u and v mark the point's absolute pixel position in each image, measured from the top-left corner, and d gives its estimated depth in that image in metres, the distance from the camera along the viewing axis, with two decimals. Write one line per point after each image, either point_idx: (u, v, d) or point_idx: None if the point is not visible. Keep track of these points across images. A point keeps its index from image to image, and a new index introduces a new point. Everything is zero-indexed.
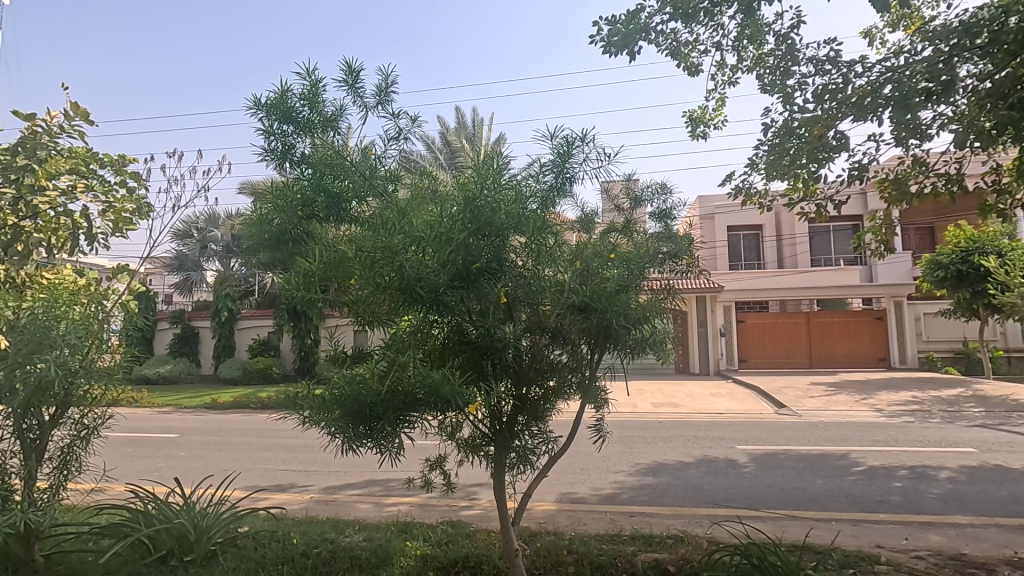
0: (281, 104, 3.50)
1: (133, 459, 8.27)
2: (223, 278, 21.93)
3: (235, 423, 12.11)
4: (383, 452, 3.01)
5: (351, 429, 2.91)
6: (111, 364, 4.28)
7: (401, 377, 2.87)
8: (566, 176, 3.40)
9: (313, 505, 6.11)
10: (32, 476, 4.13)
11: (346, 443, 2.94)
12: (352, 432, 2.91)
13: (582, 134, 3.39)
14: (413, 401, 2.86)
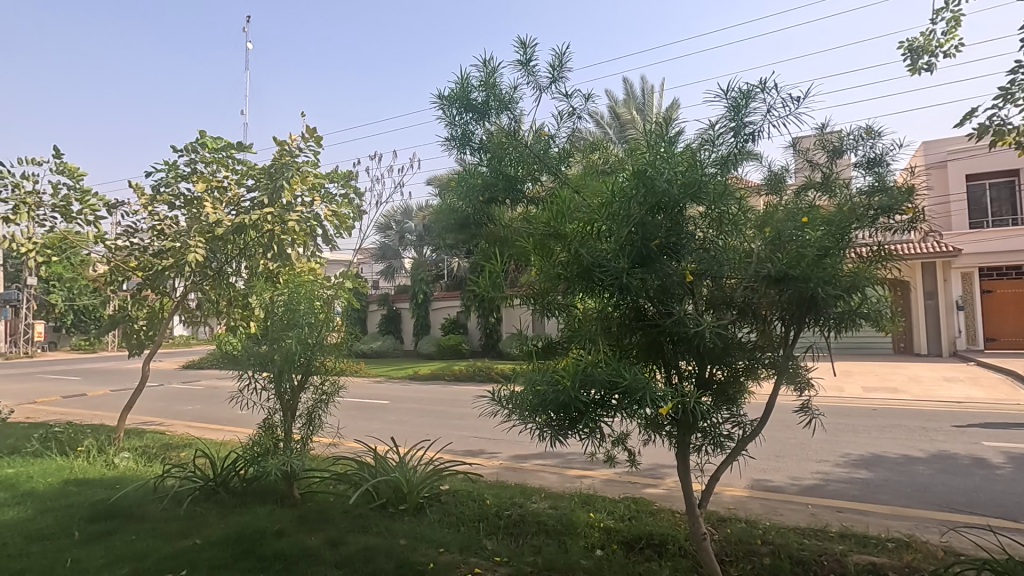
0: (462, 94, 3.74)
1: (358, 420, 9.81)
2: (418, 264, 24.55)
3: (434, 393, 13.63)
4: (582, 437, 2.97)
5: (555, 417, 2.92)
6: (339, 339, 5.14)
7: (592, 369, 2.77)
8: (745, 135, 3.16)
9: (502, 471, 6.61)
10: (289, 429, 5.13)
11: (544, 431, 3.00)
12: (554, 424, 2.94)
13: (765, 84, 3.08)
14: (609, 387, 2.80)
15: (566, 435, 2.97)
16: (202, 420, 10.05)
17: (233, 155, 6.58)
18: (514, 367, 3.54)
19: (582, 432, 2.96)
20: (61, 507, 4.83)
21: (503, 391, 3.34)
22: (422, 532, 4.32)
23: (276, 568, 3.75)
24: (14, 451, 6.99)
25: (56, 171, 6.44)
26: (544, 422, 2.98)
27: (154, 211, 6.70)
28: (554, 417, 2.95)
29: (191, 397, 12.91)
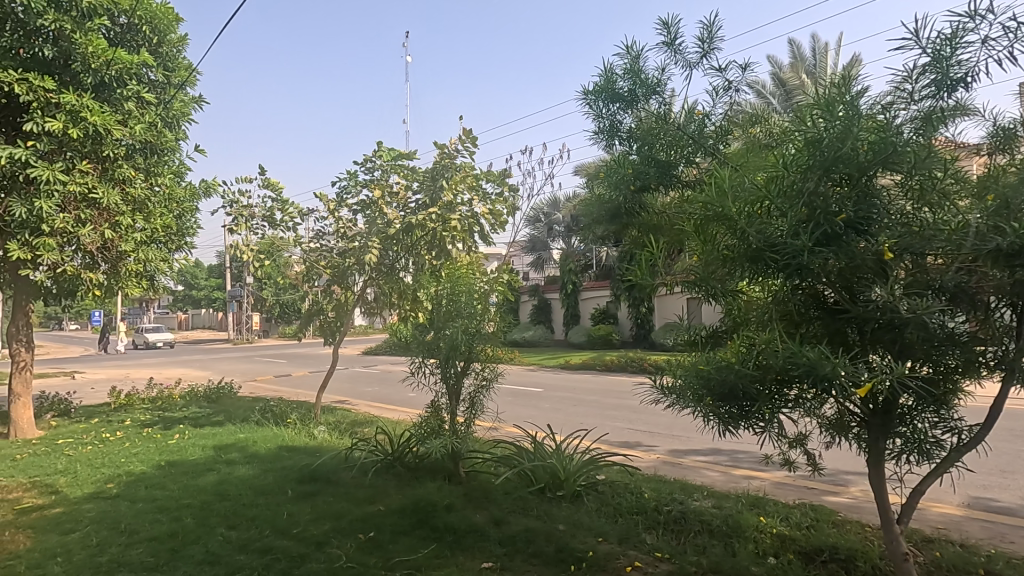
0: (607, 86, 3.64)
1: (515, 406, 10.25)
2: (567, 255, 24.79)
3: (587, 383, 13.71)
4: (756, 429, 2.75)
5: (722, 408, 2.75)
6: (495, 329, 5.42)
7: (767, 354, 2.54)
8: (950, 84, 2.58)
9: (660, 465, 6.41)
10: (454, 411, 5.49)
11: (713, 420, 2.84)
12: (723, 413, 2.76)
13: (972, 14, 2.51)
14: (786, 378, 2.54)
15: (737, 425, 2.80)
16: (381, 400, 11.26)
17: (403, 161, 7.23)
18: (670, 358, 3.41)
19: (757, 423, 2.74)
20: (277, 468, 5.76)
21: (665, 382, 3.22)
22: (581, 520, 4.36)
23: (447, 540, 4.07)
24: (243, 419, 8.51)
25: (264, 186, 7.64)
26: (714, 413, 2.81)
27: (338, 215, 7.63)
28: (720, 407, 2.79)
29: (371, 380, 14.56)
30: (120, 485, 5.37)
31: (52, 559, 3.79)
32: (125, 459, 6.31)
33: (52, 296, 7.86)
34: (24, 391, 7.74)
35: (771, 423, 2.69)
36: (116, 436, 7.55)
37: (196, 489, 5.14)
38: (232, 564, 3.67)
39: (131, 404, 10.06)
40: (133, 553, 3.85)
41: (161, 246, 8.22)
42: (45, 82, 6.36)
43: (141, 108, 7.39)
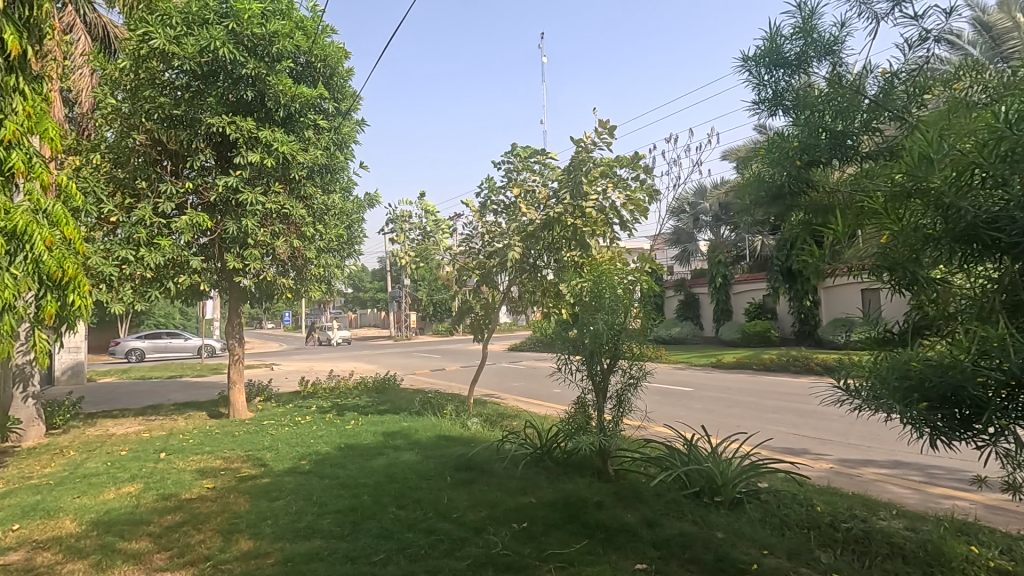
0: (772, 50, 3.34)
1: (662, 406, 9.88)
2: (715, 246, 23.30)
3: (741, 383, 12.74)
4: (979, 444, 2.39)
5: (936, 417, 2.38)
6: (641, 325, 5.28)
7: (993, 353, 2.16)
8: None
9: (834, 476, 5.74)
10: (601, 409, 5.45)
11: (924, 435, 2.44)
12: (937, 424, 2.38)
13: None
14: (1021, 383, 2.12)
15: (956, 439, 2.41)
16: (528, 395, 11.59)
17: (539, 159, 7.35)
18: (850, 357, 3.06)
19: (982, 434, 2.36)
20: (437, 456, 6.21)
21: (852, 383, 2.88)
22: (742, 530, 4.06)
23: (599, 537, 4.06)
24: (406, 409, 9.32)
25: (422, 212, 8.30)
26: (928, 425, 2.41)
27: (484, 218, 8.00)
28: (940, 420, 2.38)
29: (517, 375, 15.08)
30: (310, 463, 6.19)
31: (264, 521, 4.49)
32: (314, 440, 7.27)
33: (256, 301, 9.32)
34: (237, 379, 9.23)
35: (1003, 435, 2.29)
36: (306, 419, 8.74)
37: (370, 470, 5.74)
38: (402, 540, 4.04)
39: (316, 392, 11.57)
40: (323, 523, 4.41)
41: (336, 254, 9.33)
42: (247, 121, 7.54)
43: (318, 134, 8.46)
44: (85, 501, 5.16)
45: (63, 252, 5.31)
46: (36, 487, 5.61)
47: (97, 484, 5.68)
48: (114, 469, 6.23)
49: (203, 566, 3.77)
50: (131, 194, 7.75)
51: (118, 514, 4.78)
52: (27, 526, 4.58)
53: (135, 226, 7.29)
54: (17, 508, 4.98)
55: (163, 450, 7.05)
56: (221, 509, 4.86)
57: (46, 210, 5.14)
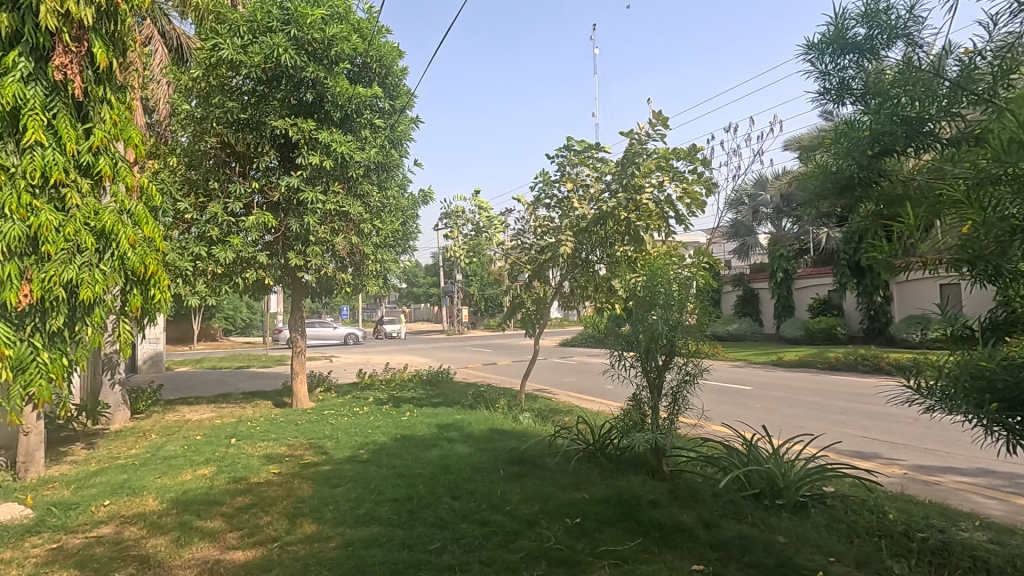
0: (838, 35, 3.15)
1: (719, 404, 9.59)
2: (776, 239, 22.34)
3: (804, 382, 12.18)
4: None
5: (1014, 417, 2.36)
6: (697, 321, 5.14)
7: None
8: None
9: (908, 482, 5.41)
10: (657, 407, 5.33)
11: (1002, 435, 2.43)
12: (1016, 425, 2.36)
13: None
14: None
15: None
16: (580, 391, 11.52)
17: (592, 153, 7.27)
18: (923, 355, 2.88)
19: None
20: (490, 449, 6.28)
21: (926, 384, 2.72)
22: (807, 535, 3.90)
23: (654, 536, 4.00)
24: (459, 402, 9.47)
25: (475, 210, 8.40)
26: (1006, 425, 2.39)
27: (536, 213, 7.98)
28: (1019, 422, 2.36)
29: (568, 371, 15.02)
30: (368, 452, 6.40)
31: (326, 507, 4.68)
32: (371, 431, 7.51)
33: (317, 295, 9.69)
34: (300, 370, 9.65)
35: None
36: (364, 410, 9.04)
37: (425, 461, 5.88)
38: (457, 530, 4.11)
39: (372, 384, 11.93)
40: (381, 510, 4.56)
41: (392, 250, 9.57)
42: (308, 123, 7.85)
43: (375, 133, 8.69)
44: (165, 481, 5.55)
45: (145, 249, 5.71)
46: (122, 467, 6.07)
47: (176, 466, 6.08)
48: (190, 452, 6.66)
49: (271, 547, 3.97)
50: (204, 194, 8.22)
51: (194, 494, 5.11)
52: (115, 502, 4.97)
53: (208, 225, 7.74)
54: (107, 485, 5.41)
55: (233, 436, 7.48)
56: (286, 493, 5.11)
57: (130, 211, 5.55)
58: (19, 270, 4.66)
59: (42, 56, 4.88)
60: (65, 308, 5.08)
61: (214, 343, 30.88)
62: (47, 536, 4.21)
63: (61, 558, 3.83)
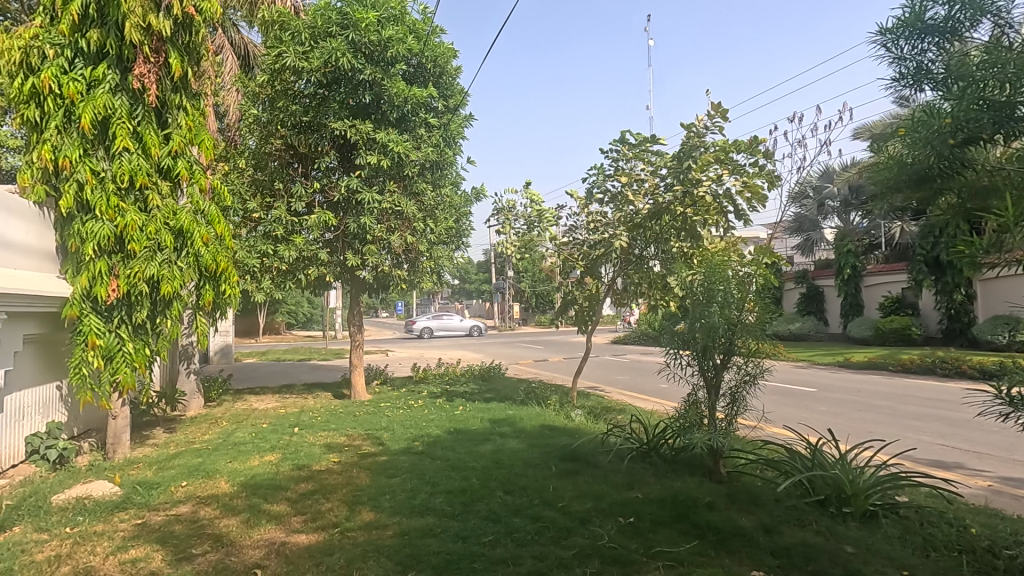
0: (916, 17, 2.93)
1: (781, 406, 9.21)
2: (844, 234, 21.18)
3: (875, 385, 11.50)
4: None
5: None
6: (757, 319, 4.97)
7: None
8: None
9: (993, 495, 5.02)
10: (714, 407, 5.19)
11: None
12: None
13: None
14: None
15: None
16: (633, 390, 11.35)
17: (647, 147, 7.12)
18: (1013, 360, 2.66)
19: None
20: (542, 445, 6.30)
21: (1017, 391, 2.50)
22: (877, 546, 3.69)
23: (711, 539, 3.89)
24: (511, 398, 9.53)
25: (526, 200, 8.43)
26: None
27: (589, 209, 7.92)
28: None
29: (621, 369, 14.82)
30: (423, 444, 6.56)
31: (383, 496, 4.84)
32: (426, 424, 7.68)
33: (374, 291, 9.99)
34: (358, 363, 9.98)
35: None
36: (419, 403, 9.26)
37: (478, 455, 5.96)
38: (510, 524, 4.15)
39: (427, 378, 12.19)
40: (436, 501, 4.66)
41: (446, 247, 9.73)
42: (365, 124, 8.09)
43: (430, 132, 8.87)
44: (236, 466, 5.89)
45: (218, 247, 6.06)
46: (198, 451, 6.49)
47: (244, 452, 6.44)
48: (258, 439, 7.04)
49: (332, 532, 4.14)
50: (270, 194, 8.64)
51: (261, 479, 5.39)
52: (192, 484, 5.32)
53: (274, 224, 8.13)
54: (185, 467, 5.81)
55: (297, 425, 7.84)
56: (346, 482, 5.31)
57: (204, 210, 5.87)
58: (109, 267, 5.16)
59: (127, 67, 5.30)
60: (148, 301, 5.46)
61: (278, 337, 32.39)
62: (133, 513, 4.56)
63: (145, 533, 4.14)
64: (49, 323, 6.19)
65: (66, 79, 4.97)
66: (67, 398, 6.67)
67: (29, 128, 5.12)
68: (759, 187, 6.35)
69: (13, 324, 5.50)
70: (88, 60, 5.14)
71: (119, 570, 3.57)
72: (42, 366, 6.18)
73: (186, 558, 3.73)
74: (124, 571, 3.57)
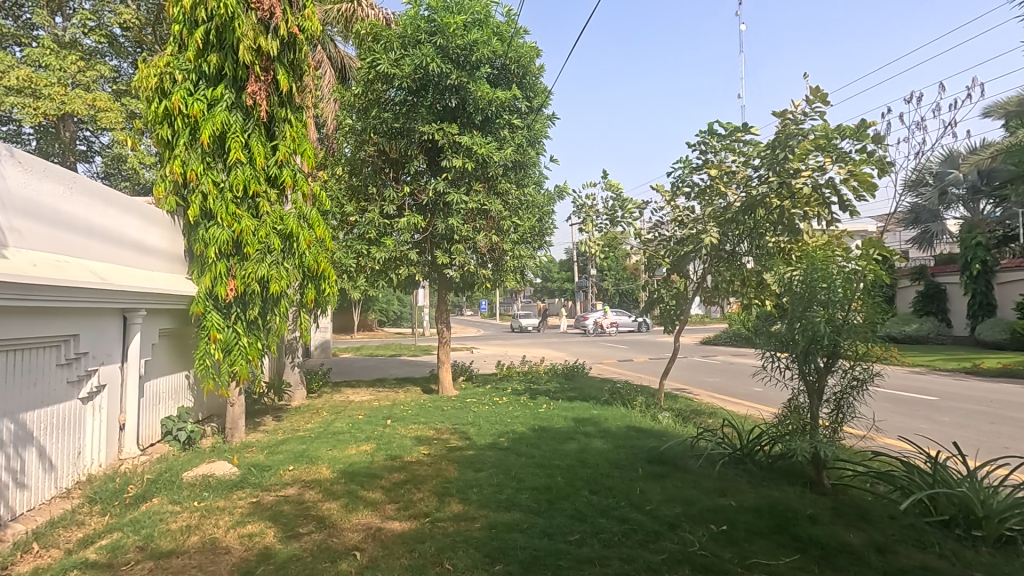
0: None
1: (893, 415, 8.42)
2: (971, 225, 18.94)
3: (1010, 395, 10.19)
4: None
5: None
6: (867, 320, 4.57)
7: None
8: None
9: None
10: (816, 414, 4.86)
11: None
12: None
13: None
14: None
15: None
16: (724, 393, 10.84)
17: (739, 137, 6.76)
18: None
19: None
20: (628, 446, 6.19)
21: None
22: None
23: (814, 553, 3.64)
24: (595, 397, 9.44)
25: (606, 189, 8.24)
26: None
27: (676, 204, 7.66)
28: None
29: (711, 371, 14.18)
30: (508, 440, 6.66)
31: (470, 489, 4.97)
32: (510, 420, 7.79)
33: (460, 290, 10.26)
34: (445, 360, 10.33)
35: None
36: (503, 400, 9.42)
37: (563, 453, 5.96)
38: (595, 524, 4.12)
39: (510, 375, 12.37)
40: (521, 497, 4.72)
41: (530, 245, 9.81)
42: (452, 127, 8.34)
43: (513, 132, 8.98)
44: (336, 453, 6.31)
45: (319, 249, 6.50)
46: (302, 438, 7.01)
47: (343, 441, 6.86)
48: (354, 430, 7.48)
49: (424, 521, 4.32)
50: (364, 198, 9.14)
51: (358, 467, 5.73)
52: (298, 468, 5.75)
53: (368, 226, 8.60)
54: (291, 453, 6.30)
55: (390, 417, 8.25)
56: (436, 473, 5.52)
57: (306, 215, 6.31)
58: (227, 268, 5.71)
59: (240, 86, 5.82)
60: (260, 300, 5.95)
61: (370, 334, 34.13)
62: (249, 492, 5.01)
63: (258, 511, 4.54)
64: (179, 318, 6.94)
65: (192, 99, 5.53)
66: (193, 386, 7.45)
67: (162, 145, 5.77)
68: (866, 175, 5.85)
69: (151, 319, 6.22)
70: (209, 82, 5.69)
71: (238, 542, 3.94)
72: (174, 356, 6.95)
73: (294, 536, 4.05)
74: (242, 544, 3.93)
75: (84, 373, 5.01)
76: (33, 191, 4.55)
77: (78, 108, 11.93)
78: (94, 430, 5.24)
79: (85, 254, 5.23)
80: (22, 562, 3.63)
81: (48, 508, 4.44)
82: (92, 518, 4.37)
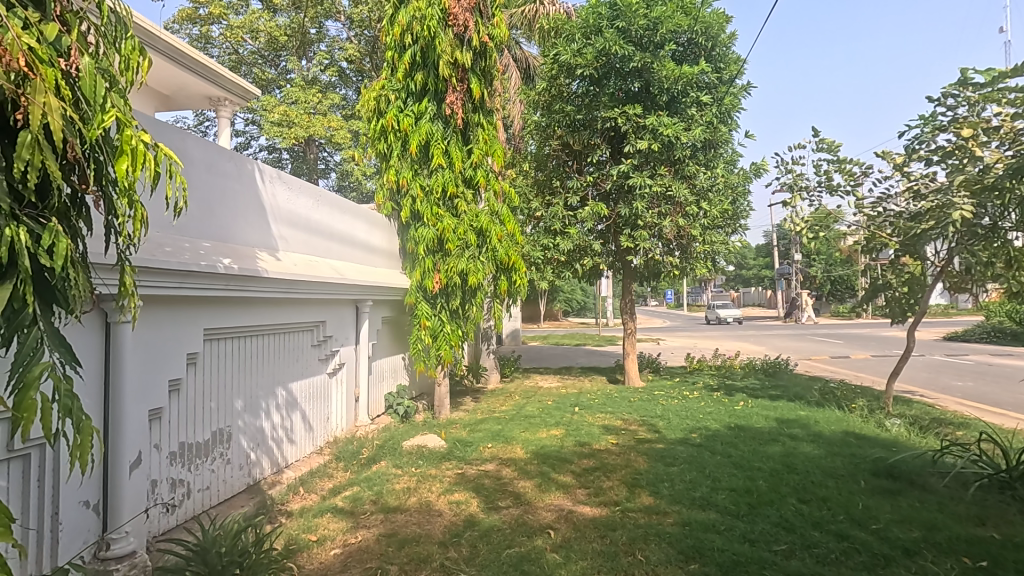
0: None
1: None
2: None
3: None
4: None
5: None
6: None
7: None
8: None
9: None
10: None
11: None
12: None
13: None
14: None
15: None
16: (978, 399, 8.86)
17: (1006, 83, 5.38)
18: None
19: None
20: (846, 454, 5.43)
21: None
22: None
23: None
24: (803, 397, 8.44)
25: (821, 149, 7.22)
26: None
27: (909, 171, 6.44)
28: None
29: (962, 372, 11.62)
30: (701, 436, 6.33)
31: (662, 482, 4.85)
32: (703, 416, 7.39)
33: (645, 279, 10.01)
34: (630, 350, 10.19)
35: None
36: (694, 395, 8.97)
37: (766, 455, 5.46)
38: (807, 536, 3.71)
39: (701, 368, 11.73)
40: (718, 497, 4.46)
41: (722, 230, 9.16)
42: (636, 111, 8.15)
43: (702, 110, 8.46)
44: (528, 435, 6.68)
45: (509, 243, 6.91)
46: (498, 420, 7.57)
47: (534, 424, 7.24)
48: (545, 414, 7.83)
49: (614, 509, 4.34)
50: (550, 192, 9.44)
51: (549, 450, 5.99)
52: (495, 446, 6.23)
53: (553, 218, 8.87)
54: (490, 432, 6.84)
55: (577, 405, 8.45)
56: (626, 463, 5.50)
57: (498, 212, 6.75)
58: (433, 263, 6.39)
59: (441, 97, 6.42)
60: (460, 291, 6.57)
61: (556, 323, 35.19)
62: (455, 463, 5.59)
63: (463, 481, 5.03)
64: (396, 308, 7.99)
65: (402, 115, 6.24)
66: (408, 366, 8.54)
67: (381, 158, 6.66)
68: None
69: (376, 308, 7.27)
70: (415, 98, 6.37)
71: (448, 507, 4.42)
72: (393, 340, 8.04)
73: (494, 508, 4.40)
74: (451, 509, 4.40)
75: (329, 352, 6.07)
76: (293, 205, 5.63)
77: (320, 132, 14.43)
78: (338, 400, 6.33)
79: (328, 254, 6.34)
80: (294, 501, 4.58)
81: (309, 461, 5.51)
82: (339, 473, 5.31)
